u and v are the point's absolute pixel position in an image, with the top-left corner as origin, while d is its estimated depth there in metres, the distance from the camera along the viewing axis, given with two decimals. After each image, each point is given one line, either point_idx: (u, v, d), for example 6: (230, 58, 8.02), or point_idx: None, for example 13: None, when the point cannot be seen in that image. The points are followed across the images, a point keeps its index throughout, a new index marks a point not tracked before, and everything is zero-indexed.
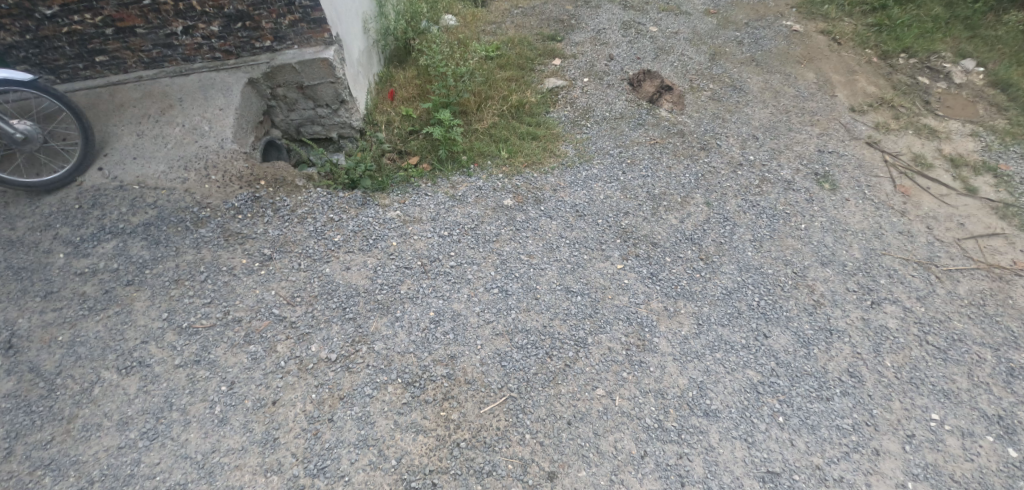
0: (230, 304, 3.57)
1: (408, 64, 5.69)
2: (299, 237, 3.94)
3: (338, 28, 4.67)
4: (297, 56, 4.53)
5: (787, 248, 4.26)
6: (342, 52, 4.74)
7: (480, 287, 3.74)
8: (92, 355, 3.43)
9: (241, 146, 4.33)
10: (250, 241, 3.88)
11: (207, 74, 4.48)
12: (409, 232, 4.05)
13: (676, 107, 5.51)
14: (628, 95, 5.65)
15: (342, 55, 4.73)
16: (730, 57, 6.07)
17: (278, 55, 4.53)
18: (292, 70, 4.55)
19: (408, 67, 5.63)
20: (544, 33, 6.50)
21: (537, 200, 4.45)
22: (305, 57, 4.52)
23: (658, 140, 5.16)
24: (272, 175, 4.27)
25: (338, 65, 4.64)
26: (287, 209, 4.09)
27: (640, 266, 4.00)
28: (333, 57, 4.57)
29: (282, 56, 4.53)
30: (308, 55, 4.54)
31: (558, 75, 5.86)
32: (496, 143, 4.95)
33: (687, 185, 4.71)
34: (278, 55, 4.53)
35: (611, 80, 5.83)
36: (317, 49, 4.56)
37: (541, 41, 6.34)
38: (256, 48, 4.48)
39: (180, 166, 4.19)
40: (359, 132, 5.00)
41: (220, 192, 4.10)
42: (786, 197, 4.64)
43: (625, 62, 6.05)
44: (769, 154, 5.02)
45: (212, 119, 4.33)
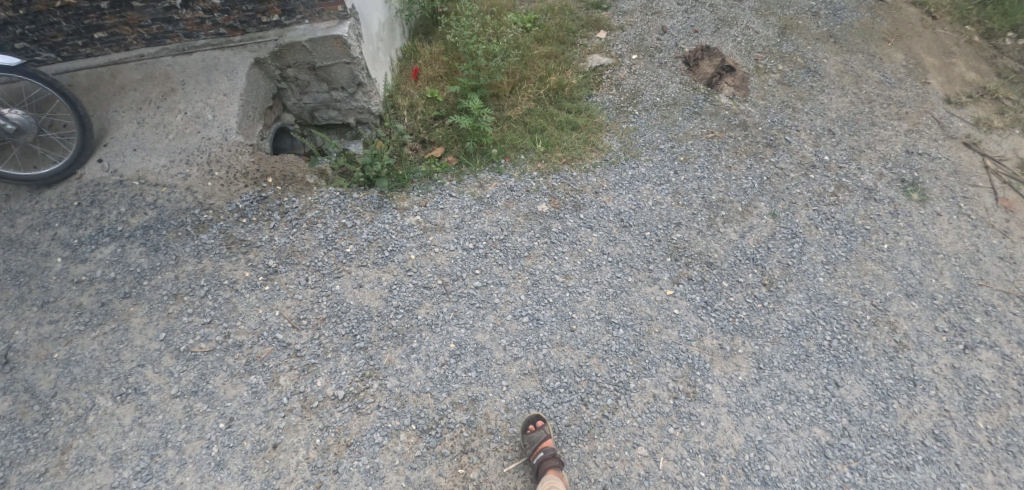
0: (232, 325, 3.24)
1: (435, 37, 5.11)
2: (307, 246, 3.53)
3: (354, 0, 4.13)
4: (308, 33, 4.03)
5: (866, 273, 3.68)
6: (359, 27, 4.21)
7: (507, 314, 3.30)
8: (87, 378, 3.16)
9: (247, 137, 3.91)
10: (254, 250, 3.50)
11: (212, 54, 4.02)
12: (429, 243, 3.59)
13: (738, 92, 4.81)
14: (683, 77, 4.96)
15: (358, 31, 4.20)
16: (803, 31, 5.26)
17: (287, 32, 4.04)
18: (303, 49, 4.05)
19: (435, 42, 5.06)
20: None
21: (576, 205, 3.89)
22: (316, 33, 4.01)
23: (718, 133, 4.51)
24: (280, 172, 3.86)
25: (354, 43, 4.12)
26: (296, 212, 3.68)
27: (692, 292, 3.48)
28: (348, 33, 4.05)
29: (291, 33, 4.04)
30: (319, 31, 4.03)
31: (603, 52, 5.20)
32: (531, 134, 4.39)
33: (750, 191, 4.09)
34: (287, 31, 4.04)
35: (663, 57, 5.13)
36: (330, 24, 4.07)
37: (585, 9, 5.62)
38: (263, 23, 4.00)
39: (181, 160, 3.80)
40: (379, 118, 4.51)
41: (223, 191, 3.71)
42: (866, 209, 4.00)
43: (681, 34, 5.31)
44: (847, 153, 4.33)
45: (216, 106, 3.92)
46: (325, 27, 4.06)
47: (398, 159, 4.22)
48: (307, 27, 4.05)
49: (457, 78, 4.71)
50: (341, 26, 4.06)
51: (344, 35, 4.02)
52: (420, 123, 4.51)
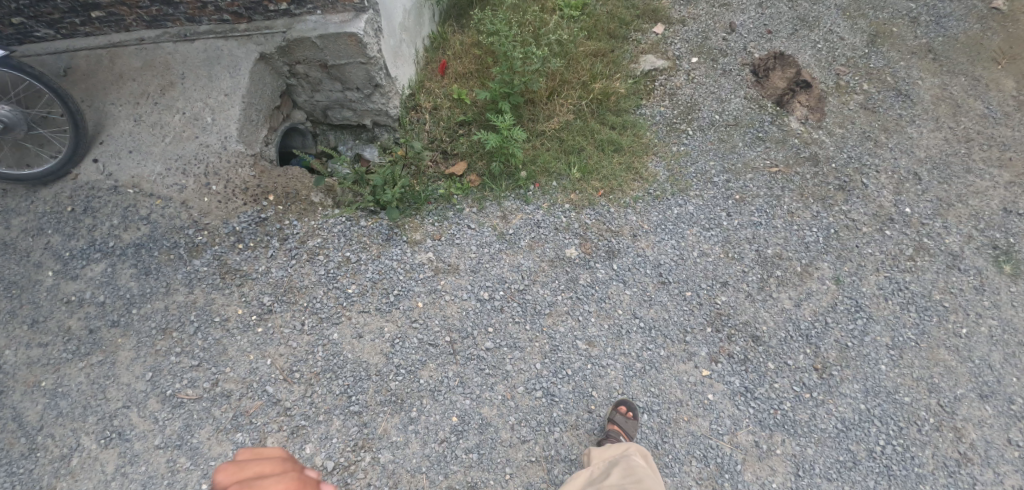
0: (220, 372, 3.00)
1: (470, 27, 4.56)
2: (306, 283, 3.21)
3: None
4: (319, 26, 3.54)
5: (936, 364, 3.20)
6: (379, 20, 3.70)
7: (519, 386, 2.95)
8: (73, 415, 2.97)
9: (249, 146, 3.53)
10: (249, 283, 3.20)
11: (215, 43, 3.62)
12: (440, 289, 3.23)
13: (812, 114, 4.18)
14: (749, 90, 4.33)
15: (377, 24, 3.69)
16: (897, 41, 4.50)
17: (297, 24, 3.57)
18: (313, 45, 3.58)
19: (468, 32, 4.51)
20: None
21: (610, 251, 3.44)
22: (329, 28, 3.52)
23: (782, 167, 3.92)
24: (283, 188, 3.50)
25: (371, 40, 3.62)
26: (296, 239, 3.33)
27: (731, 374, 3.06)
28: (364, 30, 3.54)
29: (302, 26, 3.56)
30: (331, 25, 3.54)
31: (659, 52, 4.57)
32: (565, 154, 3.88)
33: (813, 247, 3.56)
34: (297, 22, 3.57)
35: (728, 63, 4.48)
36: (345, 17, 3.55)
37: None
38: (269, 12, 3.54)
39: (177, 169, 3.46)
40: (398, 122, 4.06)
41: (220, 210, 3.38)
42: (946, 280, 3.47)
43: (751, 35, 4.63)
44: (932, 207, 3.74)
45: (217, 108, 3.53)
46: (339, 19, 3.55)
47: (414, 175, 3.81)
48: (319, 19, 3.56)
49: (490, 80, 4.19)
50: (357, 19, 3.55)
51: (360, 33, 3.51)
52: (443, 131, 4.06)
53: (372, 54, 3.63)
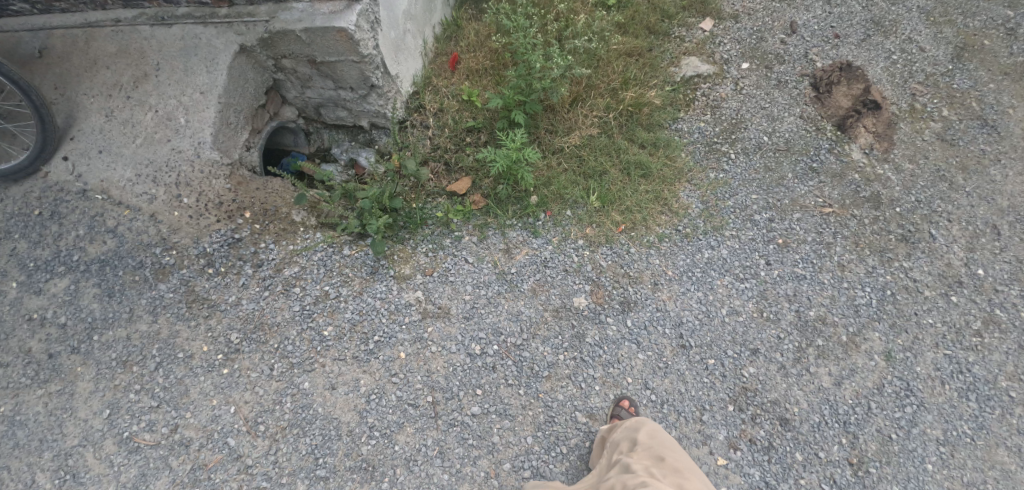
0: (181, 416, 2.72)
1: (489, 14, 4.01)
2: (279, 319, 2.87)
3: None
4: (306, 18, 3.06)
5: (992, 467, 2.71)
6: (377, 12, 3.19)
7: (505, 463, 2.60)
8: (28, 449, 2.69)
9: (225, 153, 3.14)
10: (217, 315, 2.88)
11: (193, 29, 3.19)
12: (427, 338, 2.87)
13: (878, 143, 3.60)
14: (806, 108, 3.73)
15: (374, 16, 3.19)
16: (989, 57, 3.82)
17: (282, 14, 3.10)
18: (299, 40, 3.11)
19: (487, 20, 3.96)
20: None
21: (625, 302, 3.01)
22: (316, 21, 3.03)
23: (837, 208, 3.38)
24: (261, 203, 3.12)
25: (365, 36, 3.13)
26: (271, 267, 2.98)
27: (751, 465, 2.66)
28: (357, 25, 3.05)
29: (287, 16, 3.09)
30: (319, 17, 3.05)
31: (704, 54, 3.97)
32: (584, 177, 3.39)
33: (864, 312, 3.07)
34: (282, 11, 3.10)
35: (784, 72, 3.88)
36: (336, 8, 3.06)
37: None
38: None
39: (148, 176, 3.11)
40: (398, 125, 3.61)
41: (190, 226, 3.03)
42: (1019, 364, 2.95)
43: (814, 40, 4.00)
44: (1011, 270, 3.18)
45: (191, 107, 3.14)
46: (329, 10, 3.06)
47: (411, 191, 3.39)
48: (307, 9, 3.08)
49: (505, 81, 3.67)
50: (349, 11, 3.05)
51: (351, 29, 3.02)
52: (448, 139, 3.60)
53: (366, 52, 3.15)
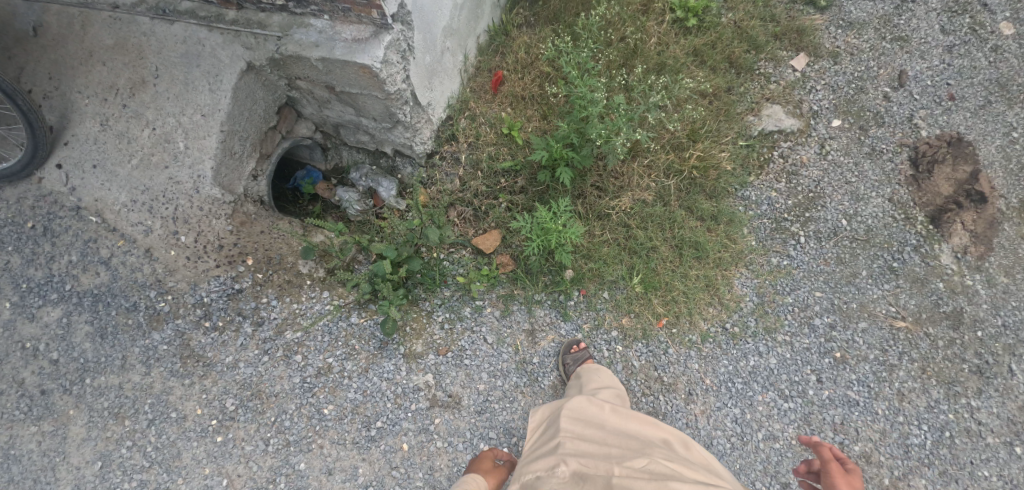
0: (172, 482, 2.56)
1: (545, 24, 3.45)
2: (278, 389, 2.66)
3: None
4: (325, 44, 2.58)
5: None
6: (410, 40, 2.70)
7: None
8: (22, 487, 2.58)
9: (228, 189, 2.80)
10: (212, 376, 2.67)
11: (197, 33, 2.77)
12: (434, 430, 2.64)
13: (974, 245, 3.12)
14: (899, 189, 3.22)
15: (406, 45, 2.70)
16: None
17: (299, 33, 2.63)
18: (317, 67, 2.66)
19: (541, 33, 3.41)
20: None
21: (654, 414, 2.75)
22: (336, 51, 2.56)
23: (910, 322, 2.99)
24: (264, 249, 2.81)
25: (393, 71, 2.66)
26: (272, 327, 2.73)
27: None
28: (383, 61, 2.58)
29: (304, 39, 2.62)
30: (339, 46, 2.57)
31: (791, 102, 3.40)
32: (628, 252, 3.01)
33: (914, 455, 2.78)
34: (298, 30, 2.63)
35: (880, 138, 3.33)
36: (360, 36, 2.57)
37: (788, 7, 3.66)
38: (263, 4, 2.64)
39: (144, 204, 2.80)
40: (426, 157, 3.19)
41: (187, 269, 2.75)
42: None
43: (923, 99, 3.39)
44: None
45: (192, 131, 2.76)
46: (352, 35, 2.57)
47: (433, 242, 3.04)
48: (327, 31, 2.59)
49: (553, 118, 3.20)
50: (376, 42, 2.56)
51: (377, 66, 2.56)
52: (480, 180, 3.19)
53: (393, 89, 2.69)
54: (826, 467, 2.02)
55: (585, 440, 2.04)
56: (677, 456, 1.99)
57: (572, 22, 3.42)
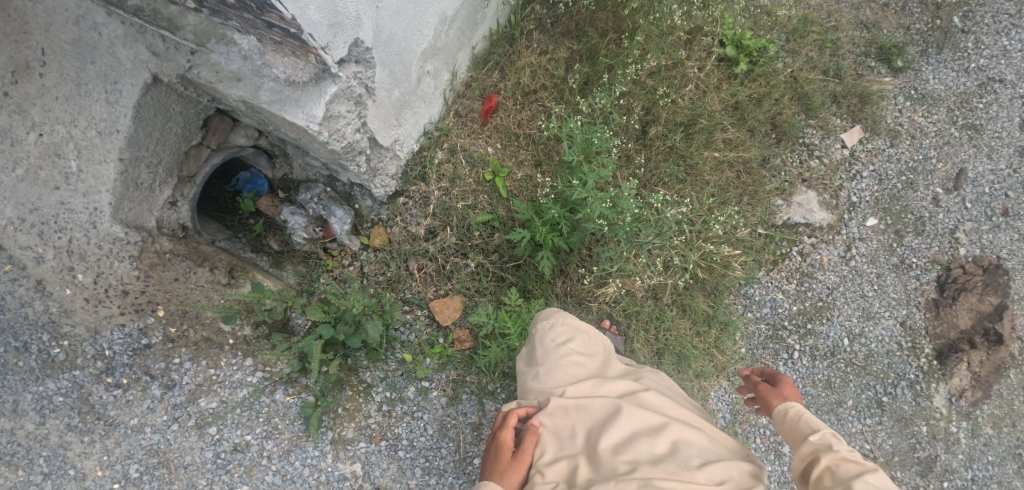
0: None
1: (563, 49, 2.90)
2: (188, 462, 2.35)
3: (361, 32, 2.03)
4: (249, 81, 2.11)
5: None
6: (366, 80, 2.20)
7: None
8: None
9: (132, 227, 2.35)
10: (116, 436, 2.31)
11: (93, 14, 2.07)
12: None
13: (974, 391, 2.84)
14: (914, 314, 2.88)
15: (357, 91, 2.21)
16: None
17: (217, 52, 2.09)
18: (239, 104, 2.21)
19: (558, 60, 2.88)
20: (882, 31, 3.11)
21: None
22: (262, 96, 2.12)
23: (880, 462, 2.81)
24: (178, 298, 2.40)
25: (338, 124, 2.22)
26: (185, 393, 2.38)
27: None
28: (323, 119, 2.15)
29: (224, 64, 2.10)
30: (267, 88, 2.11)
31: (828, 190, 2.94)
32: None
33: None
34: (217, 47, 2.08)
35: (913, 250, 2.92)
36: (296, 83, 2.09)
37: (858, 63, 3.09)
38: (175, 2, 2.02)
39: (33, 225, 2.23)
40: (388, 197, 2.73)
41: (86, 313, 2.32)
42: None
43: (973, 209, 2.94)
44: None
45: (87, 149, 2.21)
46: (284, 74, 2.08)
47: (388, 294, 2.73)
48: (253, 60, 2.08)
49: (547, 171, 2.75)
50: (315, 94, 2.11)
51: (314, 127, 2.14)
52: (451, 232, 2.75)
53: (336, 146, 2.28)
54: (761, 389, 1.98)
55: (553, 457, 1.78)
56: (648, 454, 1.71)
57: (597, 53, 2.87)
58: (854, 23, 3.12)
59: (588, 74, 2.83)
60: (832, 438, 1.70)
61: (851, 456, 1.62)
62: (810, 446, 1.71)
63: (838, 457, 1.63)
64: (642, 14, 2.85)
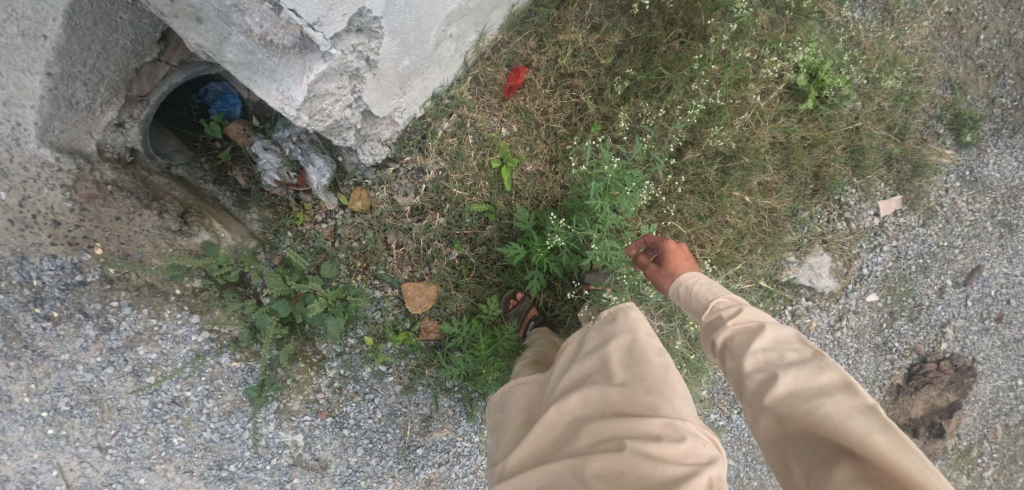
0: None
1: (615, 38, 2.53)
2: (122, 405, 2.23)
3: (369, 2, 1.74)
4: (213, 27, 1.71)
5: None
6: (368, 52, 1.91)
7: None
8: None
9: (66, 151, 1.95)
10: (45, 366, 2.11)
11: None
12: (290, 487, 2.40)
13: None
14: (875, 393, 2.90)
15: (351, 64, 1.90)
16: None
17: None
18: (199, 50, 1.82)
19: (607, 51, 2.54)
20: (966, 96, 2.78)
21: None
22: (227, 52, 1.78)
23: None
24: (118, 237, 2.09)
25: (323, 103, 1.96)
26: (123, 338, 2.18)
27: None
28: (303, 102, 1.89)
29: None
30: (238, 40, 1.74)
31: (843, 257, 2.78)
32: None
33: None
34: None
35: (900, 335, 2.86)
36: (272, 51, 1.77)
37: (927, 126, 2.79)
38: None
39: None
40: (377, 164, 2.46)
41: (10, 234, 1.96)
42: None
43: (971, 308, 2.87)
44: None
45: (6, 49, 1.74)
46: (261, 33, 1.72)
47: (359, 263, 2.50)
48: None
49: (561, 172, 2.49)
50: (298, 68, 1.82)
51: (289, 107, 1.90)
52: (440, 214, 2.50)
53: (320, 126, 2.04)
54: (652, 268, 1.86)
55: None
56: None
57: (654, 53, 2.53)
58: (941, 78, 2.77)
59: (636, 76, 2.52)
60: (719, 306, 1.60)
61: (741, 320, 1.53)
62: (704, 327, 1.61)
63: (734, 327, 1.52)
64: (712, 19, 2.47)
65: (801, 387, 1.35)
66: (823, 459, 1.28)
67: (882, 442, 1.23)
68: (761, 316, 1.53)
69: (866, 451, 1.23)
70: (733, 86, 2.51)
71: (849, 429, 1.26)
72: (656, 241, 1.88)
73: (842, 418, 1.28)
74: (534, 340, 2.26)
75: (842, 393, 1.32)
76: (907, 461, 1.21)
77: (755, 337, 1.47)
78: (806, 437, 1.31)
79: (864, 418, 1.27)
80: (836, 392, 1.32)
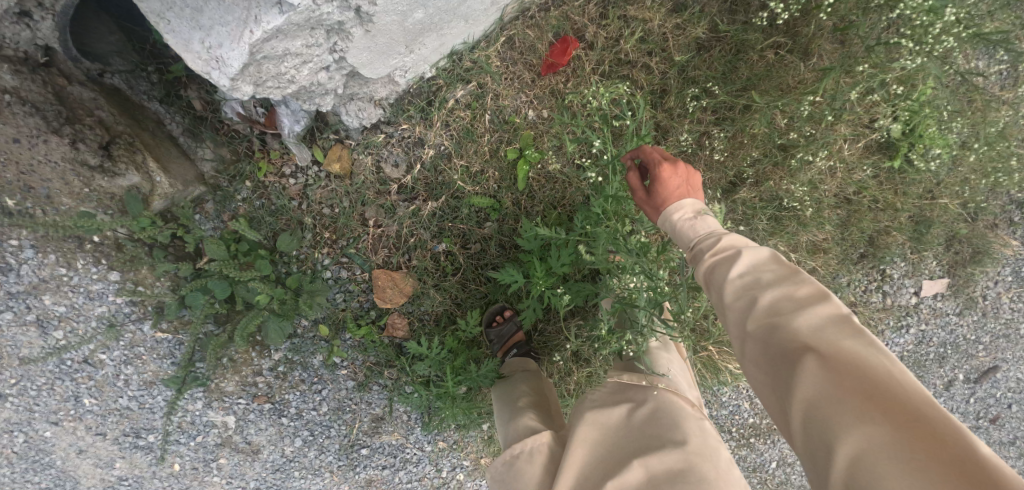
0: None
1: (700, 28, 2.01)
2: (24, 355, 1.83)
3: None
4: None
5: None
6: (356, 2, 1.48)
7: None
8: None
9: None
10: None
11: None
12: (212, 467, 2.06)
13: None
14: None
15: (320, 20, 1.49)
16: None
17: None
18: None
19: (686, 45, 2.03)
20: None
21: None
22: None
23: None
24: (17, 161, 1.64)
25: (280, 66, 1.57)
26: (26, 282, 1.76)
27: None
28: (241, 65, 1.51)
29: None
30: None
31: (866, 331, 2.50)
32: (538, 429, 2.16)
33: None
34: None
35: None
36: None
37: (1003, 210, 2.43)
38: None
39: None
40: (366, 130, 2.01)
41: None
42: None
43: (972, 406, 2.67)
44: None
45: None
46: None
47: (326, 235, 2.07)
48: None
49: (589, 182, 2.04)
50: (239, 16, 1.43)
51: (222, 66, 1.51)
52: (436, 200, 2.07)
53: (288, 90, 1.67)
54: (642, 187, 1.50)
55: None
56: None
57: (740, 61, 2.01)
58: None
59: (707, 85, 2.02)
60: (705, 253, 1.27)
61: (719, 248, 1.24)
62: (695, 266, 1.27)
63: (710, 249, 1.25)
64: (825, 36, 1.94)
65: (780, 304, 1.08)
66: (787, 368, 1.03)
67: (870, 357, 0.98)
68: (741, 238, 1.25)
69: (851, 373, 0.98)
70: (824, 124, 2.01)
71: (833, 345, 1.01)
72: (655, 151, 1.55)
73: (821, 333, 1.02)
74: (514, 371, 1.93)
75: (826, 303, 1.05)
76: (902, 378, 0.95)
77: (732, 257, 1.20)
78: (774, 355, 1.05)
79: (849, 334, 1.01)
80: (819, 303, 1.06)
